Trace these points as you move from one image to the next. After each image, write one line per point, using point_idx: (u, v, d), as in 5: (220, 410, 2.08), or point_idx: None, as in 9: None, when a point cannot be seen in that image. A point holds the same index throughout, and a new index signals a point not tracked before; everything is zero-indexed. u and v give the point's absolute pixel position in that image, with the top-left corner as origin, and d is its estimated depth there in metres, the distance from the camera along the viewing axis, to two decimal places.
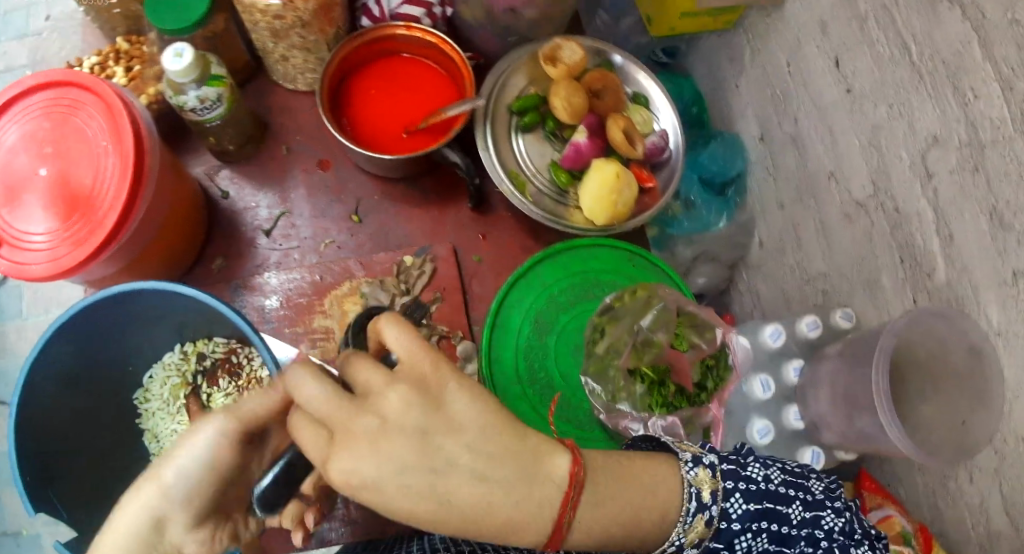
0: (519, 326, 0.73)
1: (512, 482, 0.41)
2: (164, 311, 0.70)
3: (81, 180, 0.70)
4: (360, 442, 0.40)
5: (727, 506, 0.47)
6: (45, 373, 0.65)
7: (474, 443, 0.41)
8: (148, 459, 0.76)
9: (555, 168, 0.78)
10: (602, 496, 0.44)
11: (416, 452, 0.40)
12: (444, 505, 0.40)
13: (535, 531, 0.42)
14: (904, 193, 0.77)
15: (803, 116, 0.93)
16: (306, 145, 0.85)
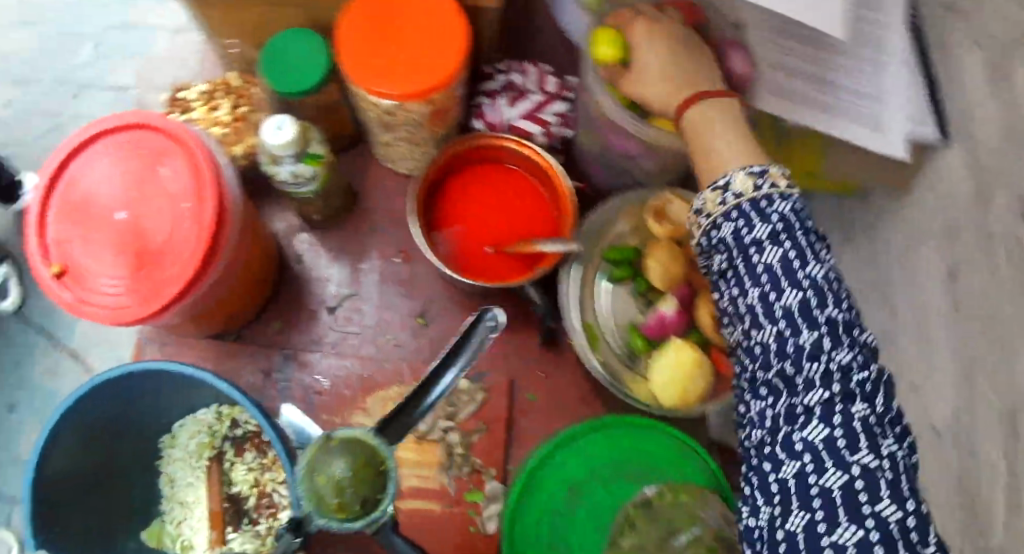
0: (556, 489, 0.73)
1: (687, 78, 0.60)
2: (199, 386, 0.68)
3: (155, 235, 0.67)
4: (653, 54, 0.61)
5: (719, 232, 0.51)
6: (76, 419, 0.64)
7: (667, 54, 0.61)
8: (156, 502, 0.76)
9: (633, 331, 0.76)
10: (706, 122, 0.57)
11: (670, 53, 0.61)
12: (660, 86, 0.61)
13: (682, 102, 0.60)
14: (984, 443, 0.72)
15: (901, 312, 0.89)
16: (390, 228, 0.82)
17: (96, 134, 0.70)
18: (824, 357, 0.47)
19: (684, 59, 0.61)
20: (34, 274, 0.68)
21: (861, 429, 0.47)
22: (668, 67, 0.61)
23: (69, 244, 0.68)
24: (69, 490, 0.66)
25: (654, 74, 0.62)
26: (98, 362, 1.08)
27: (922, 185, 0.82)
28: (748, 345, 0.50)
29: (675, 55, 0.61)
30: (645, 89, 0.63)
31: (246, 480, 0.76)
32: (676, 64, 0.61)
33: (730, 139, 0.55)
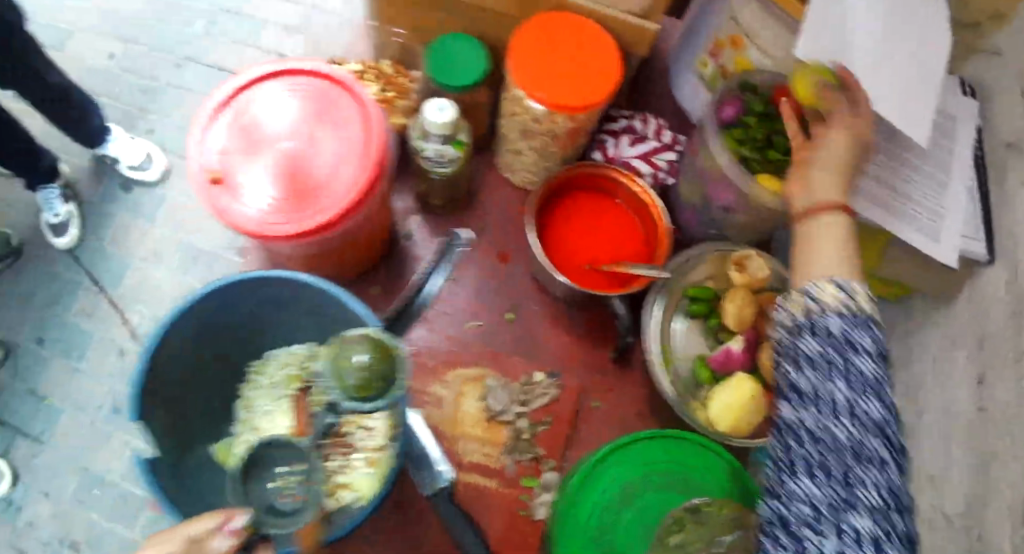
0: (607, 485, 0.76)
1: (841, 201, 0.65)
2: (320, 314, 0.73)
3: (315, 169, 0.72)
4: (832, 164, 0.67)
5: (822, 321, 0.51)
6: (202, 308, 0.69)
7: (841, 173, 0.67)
8: (231, 425, 0.79)
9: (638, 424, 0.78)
10: (831, 240, 0.62)
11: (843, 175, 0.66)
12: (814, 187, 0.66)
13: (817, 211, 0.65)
14: (994, 531, 0.78)
15: (927, 413, 0.96)
16: (495, 229, 0.88)
17: (273, 70, 0.76)
18: (883, 467, 0.47)
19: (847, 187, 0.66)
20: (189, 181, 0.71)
21: (896, 540, 0.46)
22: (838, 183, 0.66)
23: (228, 160, 0.72)
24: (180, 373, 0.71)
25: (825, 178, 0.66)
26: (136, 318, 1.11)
27: (965, 299, 0.93)
28: (813, 435, 0.49)
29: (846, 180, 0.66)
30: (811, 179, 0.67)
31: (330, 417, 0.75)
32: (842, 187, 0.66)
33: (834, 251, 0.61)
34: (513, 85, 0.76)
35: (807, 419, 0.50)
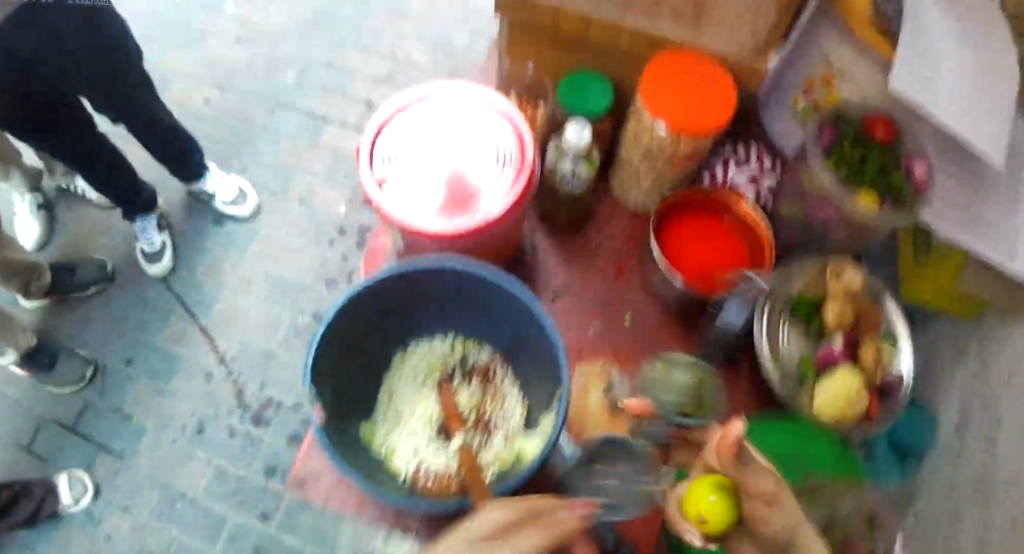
0: None
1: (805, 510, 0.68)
2: (477, 299, 0.84)
3: (470, 180, 0.84)
4: None
5: None
6: (374, 289, 0.79)
7: None
8: (372, 412, 0.87)
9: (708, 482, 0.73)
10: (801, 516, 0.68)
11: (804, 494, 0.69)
12: None
13: None
14: None
15: (1007, 425, 0.99)
16: (609, 243, 0.97)
17: (427, 98, 0.89)
18: None
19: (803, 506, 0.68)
20: (363, 191, 0.84)
21: None
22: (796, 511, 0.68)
23: (397, 173, 0.85)
24: (346, 353, 0.81)
25: None
26: (222, 344, 1.45)
27: None
28: None
29: (800, 505, 0.68)
30: None
31: (468, 403, 0.88)
32: None
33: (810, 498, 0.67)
34: (642, 109, 0.86)
35: None
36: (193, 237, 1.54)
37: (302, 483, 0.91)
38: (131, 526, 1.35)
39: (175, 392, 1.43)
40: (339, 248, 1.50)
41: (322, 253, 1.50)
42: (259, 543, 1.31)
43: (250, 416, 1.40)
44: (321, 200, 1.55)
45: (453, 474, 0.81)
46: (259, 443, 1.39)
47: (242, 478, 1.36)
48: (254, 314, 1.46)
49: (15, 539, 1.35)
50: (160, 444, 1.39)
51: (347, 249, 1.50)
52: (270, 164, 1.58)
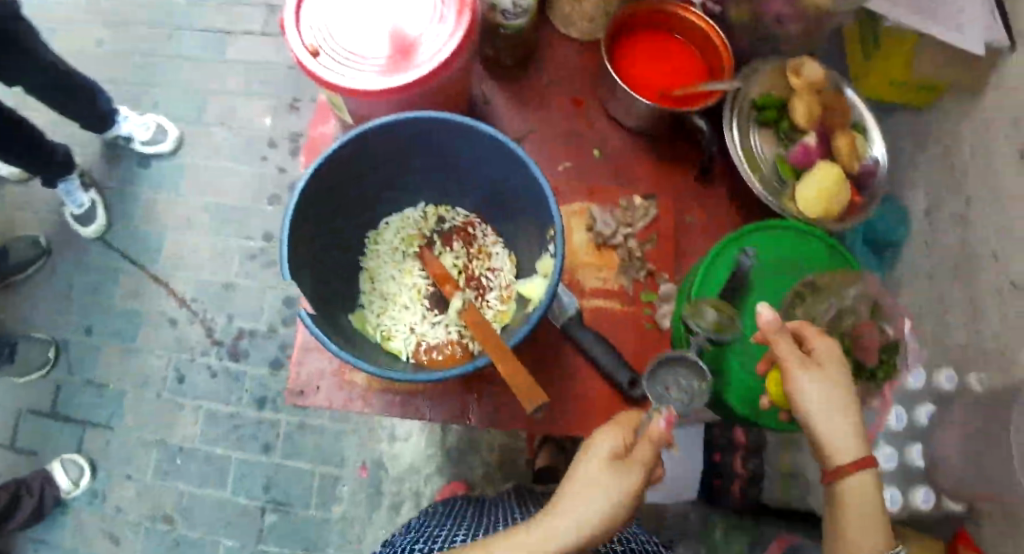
0: (729, 279, 0.81)
1: (839, 400, 0.62)
2: (445, 153, 0.78)
3: (408, 28, 0.78)
4: (821, 375, 0.63)
5: None
6: (333, 164, 0.72)
7: (828, 389, 0.63)
8: (358, 297, 0.83)
9: (772, 374, 0.69)
10: (839, 413, 0.62)
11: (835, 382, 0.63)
12: (821, 417, 0.62)
13: (833, 446, 0.61)
14: None
15: (978, 199, 1.00)
16: (560, 80, 0.92)
17: None
18: None
19: (837, 394, 0.62)
20: (296, 62, 0.77)
21: None
22: (832, 398, 0.62)
23: (329, 34, 0.77)
24: (317, 240, 0.75)
25: (822, 394, 0.62)
26: (179, 288, 1.38)
27: (992, 86, 0.98)
28: None
29: (832, 391, 0.63)
30: (809, 397, 0.62)
31: (455, 266, 0.85)
32: (834, 396, 0.62)
33: (836, 416, 0.62)
34: None
35: None
36: (121, 185, 1.44)
37: (303, 393, 0.85)
38: (136, 491, 1.31)
39: (144, 346, 1.37)
40: (276, 162, 1.42)
41: (259, 173, 1.42)
42: (267, 474, 1.30)
43: (226, 352, 1.35)
44: (243, 115, 1.45)
45: (458, 341, 0.81)
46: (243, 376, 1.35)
47: (235, 415, 1.33)
48: (204, 250, 1.39)
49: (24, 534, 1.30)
50: (143, 402, 1.34)
51: (282, 159, 1.42)
52: (183, 92, 1.47)
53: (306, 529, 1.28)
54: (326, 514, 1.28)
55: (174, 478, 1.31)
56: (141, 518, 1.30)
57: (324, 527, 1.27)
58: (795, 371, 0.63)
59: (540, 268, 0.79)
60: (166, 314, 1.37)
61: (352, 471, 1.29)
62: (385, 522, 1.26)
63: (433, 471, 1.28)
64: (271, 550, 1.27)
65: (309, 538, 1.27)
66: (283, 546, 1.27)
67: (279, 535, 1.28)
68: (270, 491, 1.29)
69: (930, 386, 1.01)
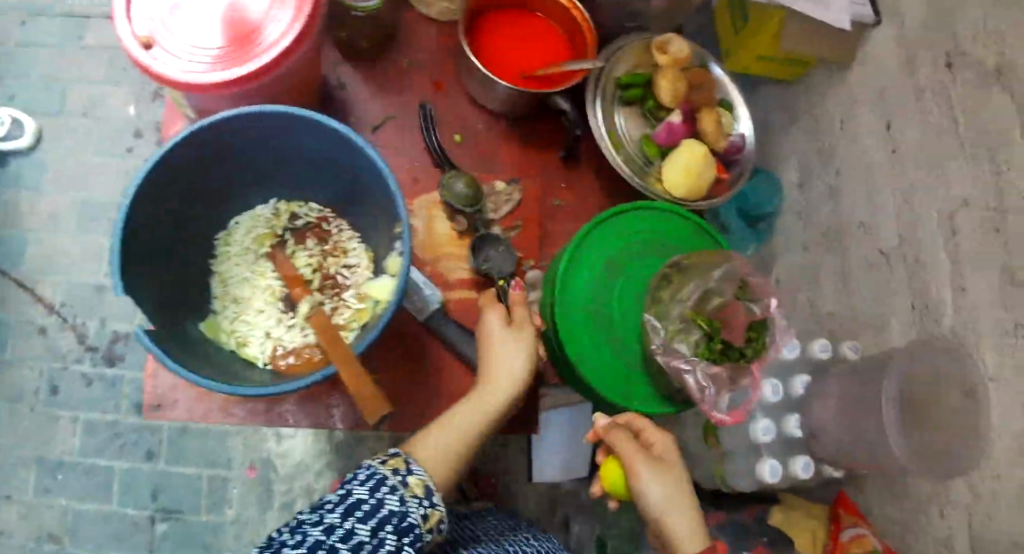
0: (593, 266, 0.83)
1: (682, 498, 0.67)
2: (291, 147, 0.74)
3: (250, 13, 0.71)
4: (664, 473, 0.67)
5: None
6: (167, 167, 0.67)
7: (671, 488, 0.66)
8: (209, 302, 0.79)
9: (611, 464, 0.71)
10: (684, 513, 0.66)
11: (676, 480, 0.67)
12: (670, 519, 0.65)
13: (686, 547, 0.65)
14: (926, 247, 0.87)
15: (845, 169, 1.02)
16: (423, 62, 0.89)
17: None
18: None
19: (678, 489, 0.67)
20: (127, 57, 0.69)
21: None
22: (674, 494, 0.66)
23: (160, 22, 0.70)
24: (161, 247, 0.71)
25: (666, 496, 0.66)
26: (49, 293, 1.29)
27: (859, 59, 0.99)
28: None
29: (674, 489, 0.67)
30: (656, 501, 0.65)
31: (309, 265, 0.82)
32: (677, 492, 0.67)
33: (679, 512, 0.66)
34: None
35: None
36: None
37: (161, 406, 0.81)
38: (18, 512, 1.23)
39: (13, 358, 1.27)
40: (143, 154, 1.34)
41: (127, 166, 1.33)
42: (153, 482, 1.25)
43: (101, 357, 1.27)
44: (105, 105, 1.35)
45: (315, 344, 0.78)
46: (121, 383, 1.27)
47: (113, 423, 1.26)
48: (71, 253, 1.30)
49: None
50: (15, 418, 1.25)
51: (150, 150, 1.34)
52: (34, 80, 1.35)
53: (201, 534, 1.23)
54: (218, 518, 1.24)
55: (64, 495, 1.24)
56: (29, 542, 1.22)
57: (217, 532, 1.23)
58: (638, 475, 0.66)
59: (388, 266, 0.77)
60: (38, 323, 1.28)
61: (240, 471, 1.25)
62: (279, 520, 1.24)
63: (323, 465, 1.26)
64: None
65: (203, 544, 1.23)
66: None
67: (173, 543, 1.23)
68: (158, 499, 1.24)
69: (805, 356, 1.03)
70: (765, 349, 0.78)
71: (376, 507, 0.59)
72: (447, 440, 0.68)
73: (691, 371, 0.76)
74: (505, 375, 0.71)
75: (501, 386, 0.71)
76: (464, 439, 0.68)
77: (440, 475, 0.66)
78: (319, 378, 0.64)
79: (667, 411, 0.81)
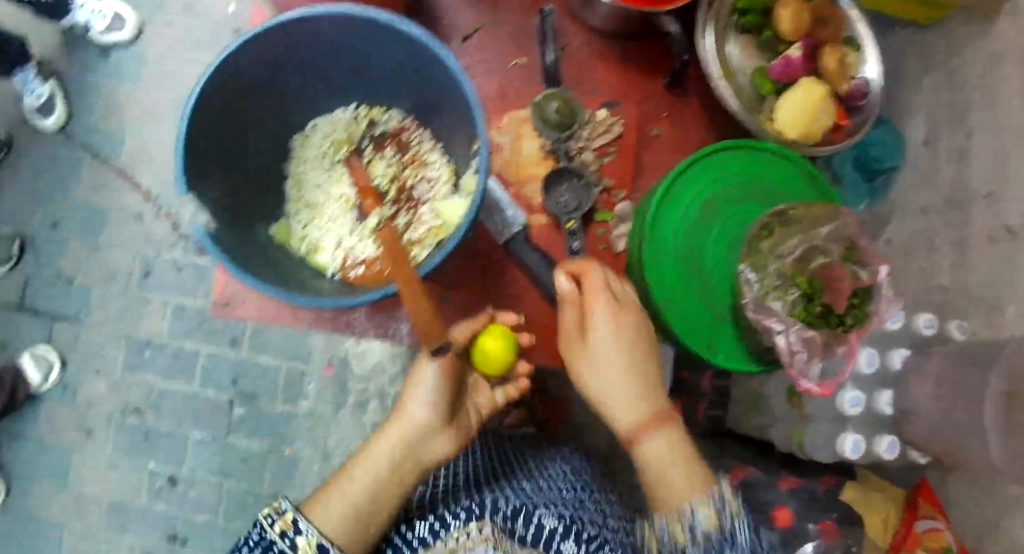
0: (688, 203, 0.77)
1: (624, 365, 0.70)
2: (366, 52, 0.71)
3: None
4: (595, 340, 0.71)
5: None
6: (236, 64, 0.65)
7: (607, 354, 0.71)
8: (284, 205, 0.78)
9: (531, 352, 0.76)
10: (618, 377, 0.70)
11: (619, 347, 0.70)
12: (603, 387, 0.71)
13: (621, 409, 0.70)
14: None
15: (978, 132, 0.90)
16: None
17: None
18: None
19: (613, 354, 0.71)
20: None
21: None
22: (607, 364, 0.70)
23: None
24: (230, 142, 0.70)
25: (596, 364, 0.71)
26: (144, 182, 1.32)
27: (1010, 7, 0.86)
28: None
29: (612, 353, 0.71)
30: (588, 368, 0.71)
31: (385, 175, 0.79)
32: (611, 361, 0.70)
33: (611, 379, 0.70)
34: None
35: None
36: (77, 73, 1.35)
37: None
38: (106, 386, 1.30)
39: (108, 241, 1.32)
40: None
41: None
42: (235, 369, 1.28)
43: (192, 246, 1.29)
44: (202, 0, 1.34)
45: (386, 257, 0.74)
46: (210, 271, 1.30)
47: (202, 310, 1.29)
48: (156, 145, 1.32)
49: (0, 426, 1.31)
50: (111, 297, 1.31)
51: None
52: None
53: (275, 423, 1.27)
54: (293, 410, 1.27)
55: (146, 376, 1.30)
56: (113, 413, 1.30)
57: (292, 423, 1.27)
58: (569, 339, 0.73)
59: (461, 186, 0.75)
60: (133, 211, 1.31)
61: (319, 367, 1.26)
62: (352, 419, 1.25)
63: (398, 371, 1.23)
64: (240, 443, 1.28)
65: (277, 432, 1.27)
66: (253, 439, 1.27)
67: (249, 428, 1.28)
68: (238, 385, 1.28)
69: (909, 330, 0.96)
70: (867, 319, 0.71)
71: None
72: (347, 499, 0.65)
73: (783, 332, 0.71)
74: (409, 404, 0.71)
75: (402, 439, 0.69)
76: (365, 496, 0.66)
77: (345, 538, 0.64)
78: (379, 295, 0.64)
79: (758, 369, 0.76)
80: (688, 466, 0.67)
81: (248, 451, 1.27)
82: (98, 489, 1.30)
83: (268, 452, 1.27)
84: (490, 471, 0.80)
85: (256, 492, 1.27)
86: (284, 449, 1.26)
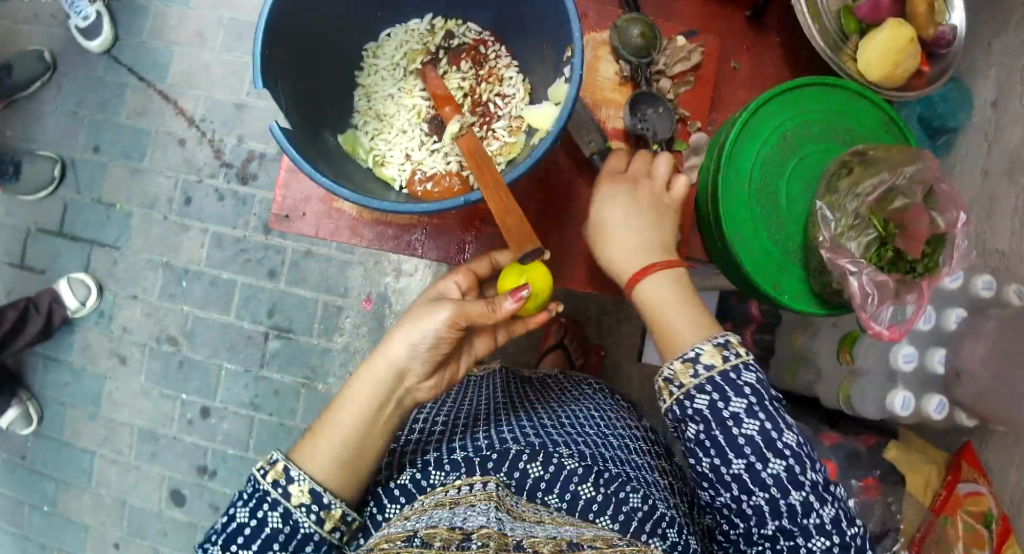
0: (767, 137, 0.75)
1: (644, 220, 0.74)
2: None
3: None
4: (620, 197, 0.75)
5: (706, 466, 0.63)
6: None
7: (628, 207, 0.74)
8: (353, 114, 0.77)
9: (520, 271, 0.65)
10: (635, 229, 0.74)
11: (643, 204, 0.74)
12: (620, 237, 0.74)
13: (634, 259, 0.73)
14: None
15: None
16: None
17: None
18: (811, 510, 0.61)
19: (636, 206, 0.74)
20: None
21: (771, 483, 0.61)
22: (630, 217, 0.74)
23: None
24: (307, 46, 0.69)
25: (617, 216, 0.74)
26: (188, 107, 1.31)
27: None
28: (744, 473, 0.61)
29: (634, 208, 0.74)
30: (610, 222, 0.74)
31: (461, 88, 0.77)
32: (634, 214, 0.74)
33: (628, 230, 0.74)
34: None
35: (738, 466, 0.61)
36: None
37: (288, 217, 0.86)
38: (143, 312, 1.31)
39: (151, 166, 1.32)
40: None
41: None
42: (272, 300, 1.28)
43: (234, 174, 1.29)
44: None
45: (457, 173, 0.73)
46: (252, 201, 1.29)
47: (241, 239, 1.29)
48: (199, 70, 1.30)
49: (41, 345, 1.34)
50: (151, 224, 1.31)
51: None
52: None
53: (310, 356, 1.27)
54: (328, 344, 1.27)
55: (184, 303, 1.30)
56: (148, 339, 1.31)
57: (326, 356, 1.27)
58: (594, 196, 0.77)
59: (551, 95, 0.72)
60: (177, 136, 1.31)
61: (358, 301, 1.26)
62: None
63: None
64: (273, 376, 1.28)
65: (310, 365, 1.27)
66: (285, 374, 1.28)
67: (281, 363, 1.28)
68: (274, 316, 1.28)
69: (966, 291, 0.92)
70: (937, 267, 0.73)
71: (261, 526, 0.59)
72: (334, 444, 0.62)
73: (857, 273, 0.70)
74: (394, 344, 0.63)
75: (389, 380, 0.64)
76: (351, 441, 0.63)
77: (337, 482, 0.61)
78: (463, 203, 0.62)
79: (816, 312, 0.75)
80: (687, 299, 0.70)
81: (281, 384, 1.28)
82: (131, 416, 1.32)
83: (301, 385, 1.27)
84: (500, 406, 0.78)
85: (288, 423, 1.28)
86: (317, 383, 1.27)
